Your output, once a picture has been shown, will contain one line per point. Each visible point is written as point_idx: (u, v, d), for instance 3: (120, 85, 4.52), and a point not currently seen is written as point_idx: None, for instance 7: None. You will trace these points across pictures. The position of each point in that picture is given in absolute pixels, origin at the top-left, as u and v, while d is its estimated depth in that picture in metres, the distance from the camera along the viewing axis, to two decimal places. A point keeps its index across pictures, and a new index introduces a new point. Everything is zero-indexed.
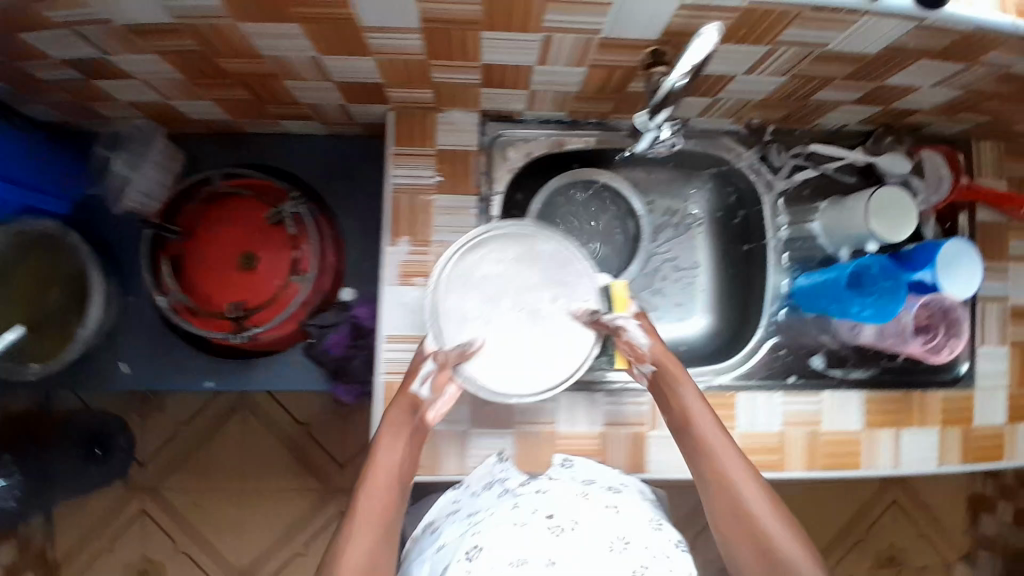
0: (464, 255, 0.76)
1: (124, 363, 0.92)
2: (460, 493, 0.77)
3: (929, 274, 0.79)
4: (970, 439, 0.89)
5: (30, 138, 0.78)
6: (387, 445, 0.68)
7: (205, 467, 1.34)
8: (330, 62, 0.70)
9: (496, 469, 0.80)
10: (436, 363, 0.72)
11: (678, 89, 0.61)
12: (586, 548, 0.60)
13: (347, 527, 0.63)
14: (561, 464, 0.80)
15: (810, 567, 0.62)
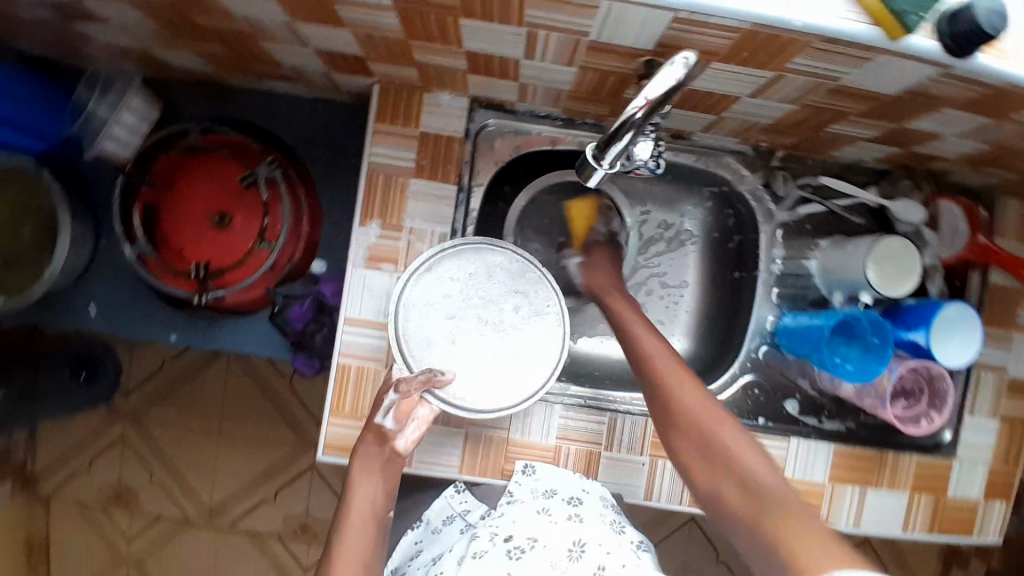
0: (420, 277, 0.73)
1: (94, 305, 0.93)
2: (422, 532, 0.77)
3: (923, 336, 0.74)
4: (942, 508, 0.83)
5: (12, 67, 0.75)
6: (362, 484, 0.66)
7: (181, 408, 1.36)
8: (306, 29, 0.65)
9: (454, 501, 0.79)
10: (398, 395, 0.69)
11: (636, 121, 0.55)
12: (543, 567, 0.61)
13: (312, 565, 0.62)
14: (521, 472, 0.78)
15: (755, 463, 0.59)
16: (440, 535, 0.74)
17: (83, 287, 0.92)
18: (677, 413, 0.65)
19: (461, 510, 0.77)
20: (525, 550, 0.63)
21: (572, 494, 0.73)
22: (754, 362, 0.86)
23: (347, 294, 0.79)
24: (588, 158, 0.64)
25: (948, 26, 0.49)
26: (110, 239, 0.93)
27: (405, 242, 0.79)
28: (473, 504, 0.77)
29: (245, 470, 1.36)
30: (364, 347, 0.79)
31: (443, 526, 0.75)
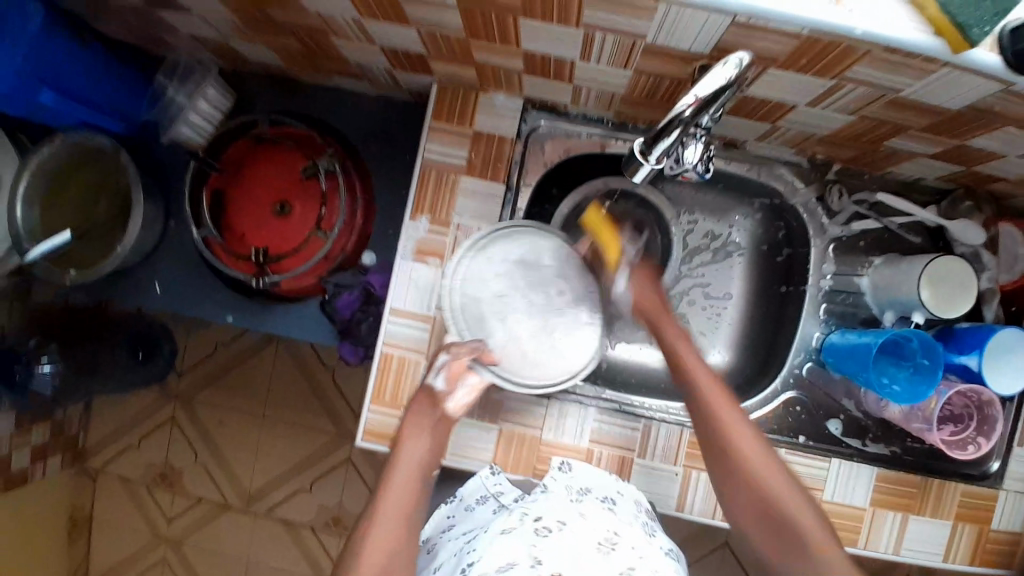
0: (472, 257, 0.76)
1: (158, 284, 0.98)
2: (455, 507, 0.77)
3: (976, 360, 0.71)
4: (981, 541, 0.80)
5: (101, 56, 0.82)
6: (412, 440, 0.68)
7: (229, 391, 1.42)
8: (372, 27, 0.68)
9: (488, 482, 0.76)
10: (450, 355, 0.72)
11: (687, 119, 0.56)
12: (575, 549, 0.61)
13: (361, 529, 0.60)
14: (560, 467, 0.77)
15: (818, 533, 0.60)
16: (473, 513, 0.73)
17: (147, 265, 0.97)
18: (739, 475, 0.65)
19: (494, 491, 0.75)
20: (552, 531, 0.63)
21: (608, 493, 0.73)
22: (798, 380, 0.83)
23: (394, 284, 0.81)
24: (632, 152, 0.65)
25: (1011, 41, 0.48)
26: (178, 220, 0.97)
27: (452, 237, 0.81)
28: (507, 488, 0.75)
29: (284, 456, 1.41)
30: (407, 337, 0.81)
31: (477, 504, 0.74)
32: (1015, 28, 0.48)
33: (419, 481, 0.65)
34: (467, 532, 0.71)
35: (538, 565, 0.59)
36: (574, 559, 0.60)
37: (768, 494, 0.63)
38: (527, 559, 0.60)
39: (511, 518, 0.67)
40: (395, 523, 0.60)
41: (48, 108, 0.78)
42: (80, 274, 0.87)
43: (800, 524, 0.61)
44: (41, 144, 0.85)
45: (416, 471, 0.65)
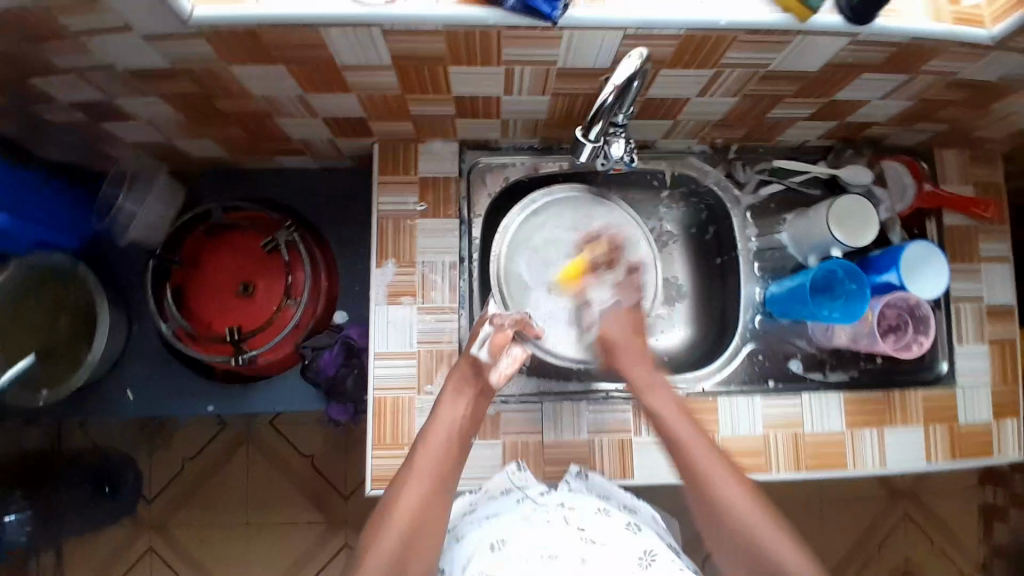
0: (529, 219, 0.94)
1: (130, 390, 0.96)
2: (477, 496, 0.81)
3: (895, 275, 0.85)
4: (957, 435, 0.90)
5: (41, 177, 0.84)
6: (453, 402, 0.79)
7: (210, 503, 1.36)
8: (316, 99, 0.76)
9: (515, 477, 0.81)
10: (493, 328, 0.82)
11: (609, 105, 0.66)
12: (615, 556, 0.65)
13: (400, 480, 0.74)
14: (577, 475, 0.83)
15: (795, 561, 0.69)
16: (500, 497, 0.79)
17: (117, 372, 0.97)
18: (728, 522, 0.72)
19: (519, 485, 0.80)
20: (596, 542, 0.67)
21: (627, 501, 0.82)
22: (751, 332, 0.94)
23: (374, 330, 0.86)
24: (575, 137, 0.73)
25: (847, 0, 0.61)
26: (142, 323, 0.98)
27: (420, 274, 0.87)
28: (530, 480, 0.81)
29: (284, 557, 1.35)
30: (400, 376, 0.85)
31: (504, 493, 0.79)
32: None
33: (456, 452, 0.77)
34: (494, 512, 0.76)
35: (583, 562, 0.64)
36: (616, 567, 0.64)
37: (770, 553, 0.69)
38: (571, 554, 0.64)
39: (554, 518, 0.71)
40: (427, 479, 0.74)
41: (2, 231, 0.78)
42: (54, 391, 0.87)
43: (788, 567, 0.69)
44: None
45: (455, 438, 0.77)
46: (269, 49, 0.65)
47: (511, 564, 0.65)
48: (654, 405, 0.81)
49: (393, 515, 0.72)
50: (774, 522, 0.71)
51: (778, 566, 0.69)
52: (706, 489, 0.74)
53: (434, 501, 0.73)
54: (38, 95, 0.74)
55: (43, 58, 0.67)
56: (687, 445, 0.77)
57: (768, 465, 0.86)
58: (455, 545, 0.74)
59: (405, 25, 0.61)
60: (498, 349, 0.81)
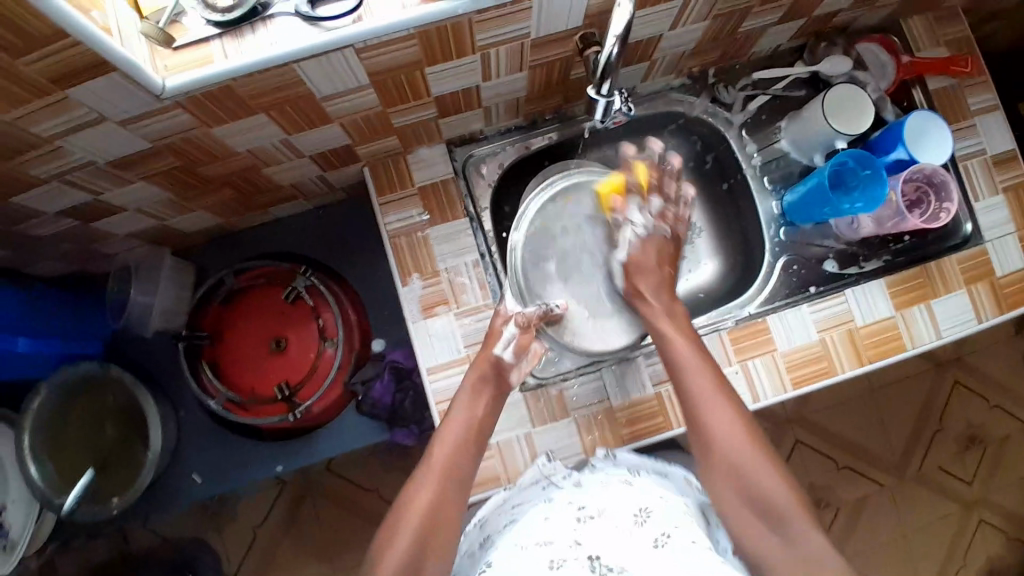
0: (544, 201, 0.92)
1: (196, 474, 0.95)
2: (512, 495, 0.79)
3: (904, 150, 0.86)
4: (999, 289, 0.91)
5: (36, 292, 0.82)
6: (466, 402, 0.78)
7: (293, 562, 1.36)
8: (299, 139, 0.75)
9: (544, 467, 0.81)
10: (518, 328, 0.82)
11: (614, 59, 0.65)
12: (611, 531, 0.66)
13: (417, 476, 0.73)
14: (605, 458, 0.82)
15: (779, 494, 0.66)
16: (526, 490, 0.78)
17: (177, 461, 0.95)
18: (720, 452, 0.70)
19: (549, 474, 0.80)
20: (593, 517, 0.68)
21: (659, 469, 0.81)
22: (779, 245, 0.94)
23: (419, 347, 0.86)
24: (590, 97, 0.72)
25: None
26: (188, 407, 0.96)
27: (446, 280, 0.87)
28: (559, 468, 0.80)
29: None
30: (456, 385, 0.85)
31: (531, 486, 0.79)
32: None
33: (471, 446, 0.76)
34: (517, 504, 0.77)
35: (577, 544, 0.65)
36: (614, 538, 0.65)
37: (758, 492, 0.67)
38: (567, 539, 0.66)
39: (556, 504, 0.72)
40: (438, 474, 0.73)
41: (25, 355, 0.81)
42: (124, 497, 0.86)
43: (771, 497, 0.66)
44: (27, 403, 0.83)
45: (469, 434, 0.76)
46: (246, 100, 0.63)
47: (513, 556, 0.67)
48: (675, 348, 0.79)
49: (406, 512, 0.70)
50: (766, 460, 0.68)
51: (767, 503, 0.66)
52: (704, 424, 0.72)
53: (448, 498, 0.71)
54: (24, 212, 0.72)
55: (20, 173, 0.65)
56: (694, 384, 0.74)
57: (832, 368, 0.87)
58: (481, 546, 0.77)
59: (376, 39, 0.60)
60: (525, 351, 0.82)
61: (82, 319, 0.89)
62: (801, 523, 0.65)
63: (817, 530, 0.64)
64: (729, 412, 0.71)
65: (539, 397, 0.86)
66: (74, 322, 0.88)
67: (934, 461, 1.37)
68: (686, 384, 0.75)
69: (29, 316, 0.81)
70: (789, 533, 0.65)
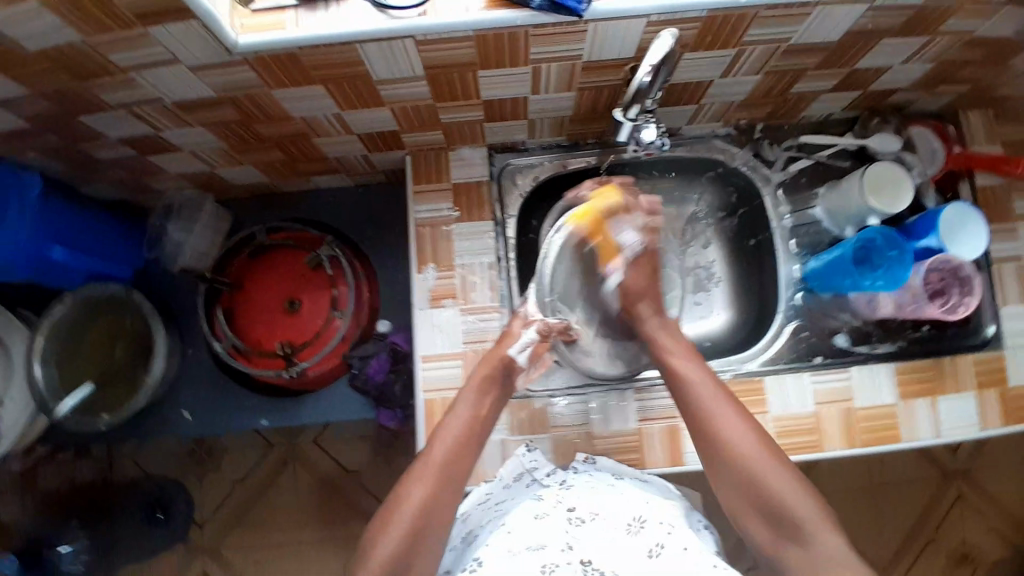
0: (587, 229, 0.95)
1: (186, 411, 1.01)
2: (493, 486, 0.83)
3: (934, 239, 0.86)
4: (1010, 400, 0.89)
5: (83, 212, 0.89)
6: (466, 400, 0.79)
7: (262, 523, 1.38)
8: (351, 116, 0.79)
9: (525, 460, 0.85)
10: (538, 335, 0.85)
11: (646, 88, 0.69)
12: (603, 537, 0.68)
13: (412, 470, 0.74)
14: (584, 462, 0.85)
15: (800, 501, 0.67)
16: (512, 487, 0.81)
17: (172, 396, 1.02)
18: (729, 459, 0.70)
19: (530, 468, 0.84)
20: (584, 520, 0.70)
21: (636, 476, 0.84)
22: (794, 308, 0.94)
23: (419, 334, 0.89)
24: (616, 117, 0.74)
25: None
26: (196, 347, 1.02)
27: (460, 277, 0.90)
28: (541, 463, 0.85)
29: None
30: (446, 377, 0.88)
31: (515, 481, 0.83)
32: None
33: (474, 439, 0.77)
34: (501, 503, 0.79)
35: (569, 549, 0.66)
36: (606, 546, 0.67)
37: (811, 549, 0.65)
38: (559, 543, 0.67)
39: (544, 504, 0.74)
40: (433, 472, 0.72)
41: (60, 264, 0.86)
42: (113, 416, 0.93)
43: (791, 506, 0.67)
44: (50, 309, 0.89)
45: (469, 435, 0.77)
46: (307, 69, 0.68)
47: (503, 559, 0.66)
48: (695, 389, 0.76)
49: (395, 510, 0.69)
50: (783, 467, 0.69)
51: (783, 511, 0.67)
52: (714, 435, 0.72)
53: (442, 500, 0.71)
54: (90, 133, 0.79)
55: (94, 95, 0.71)
56: (703, 397, 0.75)
57: (821, 443, 0.86)
58: (462, 545, 0.77)
59: (438, 34, 0.64)
60: (537, 359, 0.86)
61: (120, 244, 0.96)
62: (830, 535, 0.65)
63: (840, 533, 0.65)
64: (738, 421, 0.72)
65: (523, 407, 0.88)
66: (112, 245, 0.94)
67: (921, 570, 1.31)
68: (689, 398, 0.76)
69: (72, 229, 0.87)
70: (806, 539, 0.66)
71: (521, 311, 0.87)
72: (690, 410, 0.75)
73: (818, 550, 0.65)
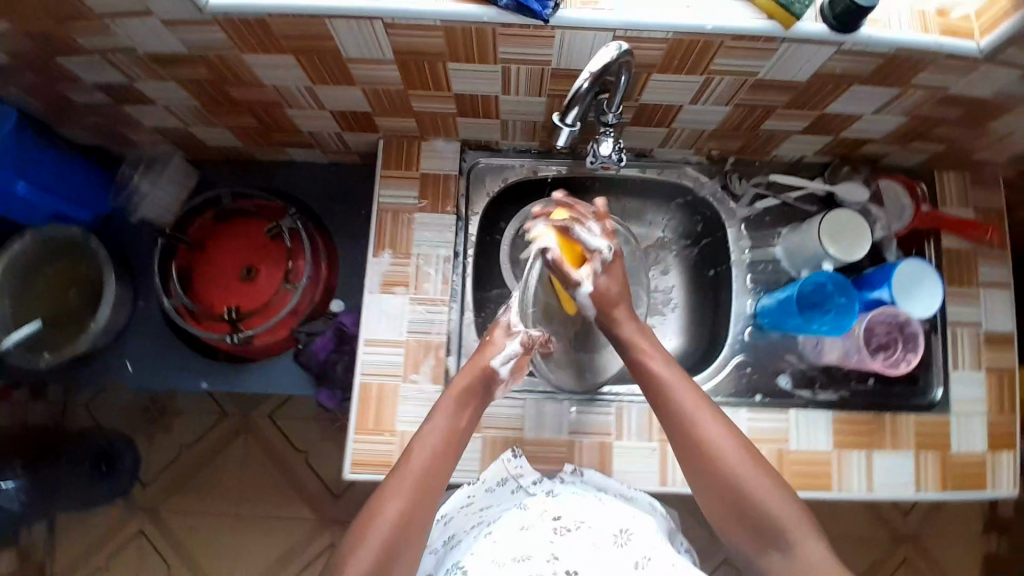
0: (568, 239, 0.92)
1: (129, 361, 1.00)
2: (475, 488, 0.83)
3: (886, 291, 0.86)
4: (948, 464, 0.89)
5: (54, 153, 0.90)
6: (437, 415, 0.77)
7: (205, 488, 1.38)
8: (323, 92, 0.80)
9: (510, 466, 0.84)
10: (521, 347, 0.83)
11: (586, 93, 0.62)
12: (587, 546, 0.66)
13: (386, 483, 0.70)
14: (573, 473, 0.84)
15: (776, 500, 0.66)
16: (495, 494, 0.81)
17: (119, 345, 1.00)
18: (703, 452, 0.69)
19: (515, 473, 0.83)
20: (570, 528, 0.69)
21: (624, 492, 0.83)
22: (741, 344, 0.93)
23: (366, 317, 0.88)
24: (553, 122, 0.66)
25: (831, 11, 0.65)
26: (147, 300, 1.01)
27: (415, 266, 0.90)
28: (527, 470, 0.83)
29: (263, 552, 1.36)
30: (387, 363, 0.87)
31: (498, 486, 0.82)
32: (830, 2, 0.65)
33: (449, 455, 0.74)
34: (486, 510, 0.79)
35: (555, 559, 0.64)
36: (591, 555, 0.65)
37: (787, 548, 0.64)
38: (544, 553, 0.65)
39: (531, 514, 0.72)
40: (409, 485, 0.69)
41: (23, 199, 0.88)
42: (53, 356, 0.92)
43: (768, 506, 0.66)
44: (7, 244, 0.91)
45: (441, 449, 0.74)
46: (277, 38, 0.69)
47: (488, 568, 0.64)
48: (669, 382, 0.74)
49: (369, 526, 0.66)
50: (766, 475, 0.67)
51: (766, 517, 0.66)
52: (692, 439, 0.71)
53: (417, 507, 0.68)
54: (65, 74, 0.79)
55: (67, 37, 0.72)
56: (684, 401, 0.72)
57: None
58: (442, 547, 0.78)
59: (406, 20, 0.65)
60: (518, 370, 0.84)
61: (89, 189, 0.96)
62: (806, 533, 0.64)
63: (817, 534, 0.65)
64: (716, 427, 0.70)
65: None
66: (80, 189, 0.95)
67: None
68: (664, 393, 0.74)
69: (39, 167, 0.88)
70: (788, 543, 0.64)
71: (502, 321, 0.86)
72: (673, 421, 0.72)
73: (795, 552, 0.64)
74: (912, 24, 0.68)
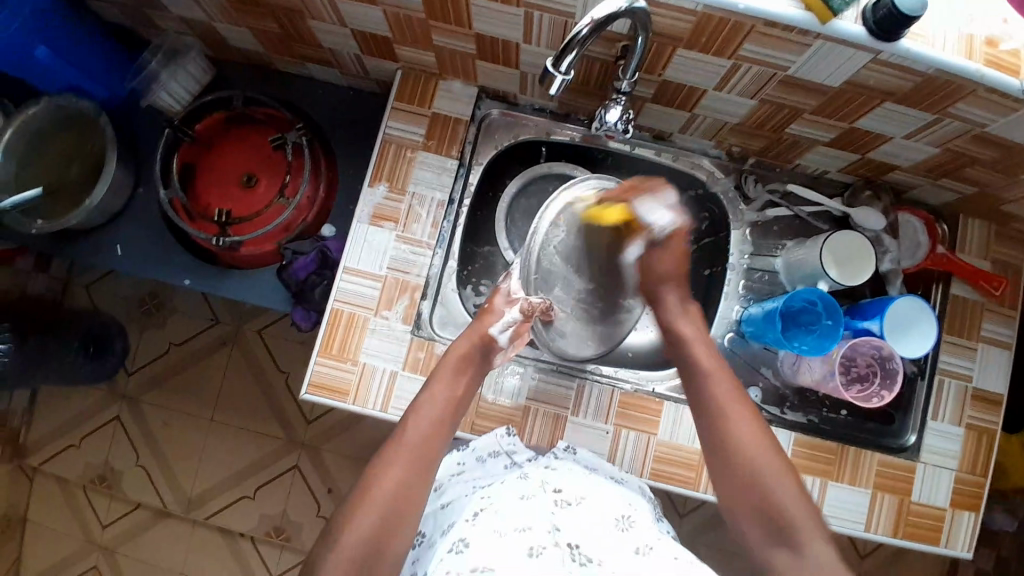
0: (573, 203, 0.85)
1: (120, 246, 1.01)
2: (466, 455, 0.84)
3: (876, 324, 0.83)
4: (904, 512, 0.86)
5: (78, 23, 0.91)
6: (442, 382, 0.77)
7: (182, 388, 1.41)
8: (345, 6, 0.77)
9: (503, 441, 0.84)
10: (521, 315, 0.83)
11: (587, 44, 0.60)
12: (589, 524, 0.68)
13: (390, 450, 0.71)
14: (565, 449, 0.83)
15: (802, 510, 0.66)
16: (487, 464, 0.82)
17: (113, 227, 1.01)
18: (737, 453, 0.70)
19: (507, 450, 0.83)
20: (570, 504, 0.71)
21: (614, 474, 0.82)
22: (719, 349, 0.92)
23: (349, 246, 0.87)
24: (545, 68, 0.63)
25: (871, 13, 0.60)
26: (147, 188, 1.02)
27: (407, 204, 0.89)
28: (520, 448, 0.84)
29: (228, 460, 1.39)
30: (361, 295, 0.87)
31: (489, 457, 0.83)
32: (874, 5, 0.61)
33: (447, 429, 0.75)
34: (480, 480, 0.80)
35: (556, 532, 0.66)
36: (589, 534, 0.67)
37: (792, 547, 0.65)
38: (545, 525, 0.66)
39: (529, 483, 0.73)
40: (406, 458, 0.70)
41: (41, 64, 0.88)
42: (48, 224, 0.91)
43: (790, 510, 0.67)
44: (25, 107, 0.93)
45: (445, 415, 0.75)
46: None
47: (489, 538, 0.65)
48: (710, 378, 0.76)
49: (367, 498, 0.67)
50: (789, 477, 0.68)
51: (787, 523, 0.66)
52: (725, 437, 0.72)
53: (411, 480, 0.69)
54: None
55: None
56: (725, 404, 0.74)
57: (696, 481, 0.86)
58: (437, 509, 0.79)
59: None
60: (518, 339, 0.84)
61: (109, 68, 0.97)
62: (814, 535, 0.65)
63: (823, 537, 0.65)
64: (754, 423, 0.72)
65: (422, 347, 0.87)
66: (99, 66, 0.96)
67: None
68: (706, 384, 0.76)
69: (61, 37, 0.89)
70: (800, 545, 0.65)
71: (504, 288, 0.87)
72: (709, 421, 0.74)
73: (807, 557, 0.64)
74: (958, 47, 0.64)
